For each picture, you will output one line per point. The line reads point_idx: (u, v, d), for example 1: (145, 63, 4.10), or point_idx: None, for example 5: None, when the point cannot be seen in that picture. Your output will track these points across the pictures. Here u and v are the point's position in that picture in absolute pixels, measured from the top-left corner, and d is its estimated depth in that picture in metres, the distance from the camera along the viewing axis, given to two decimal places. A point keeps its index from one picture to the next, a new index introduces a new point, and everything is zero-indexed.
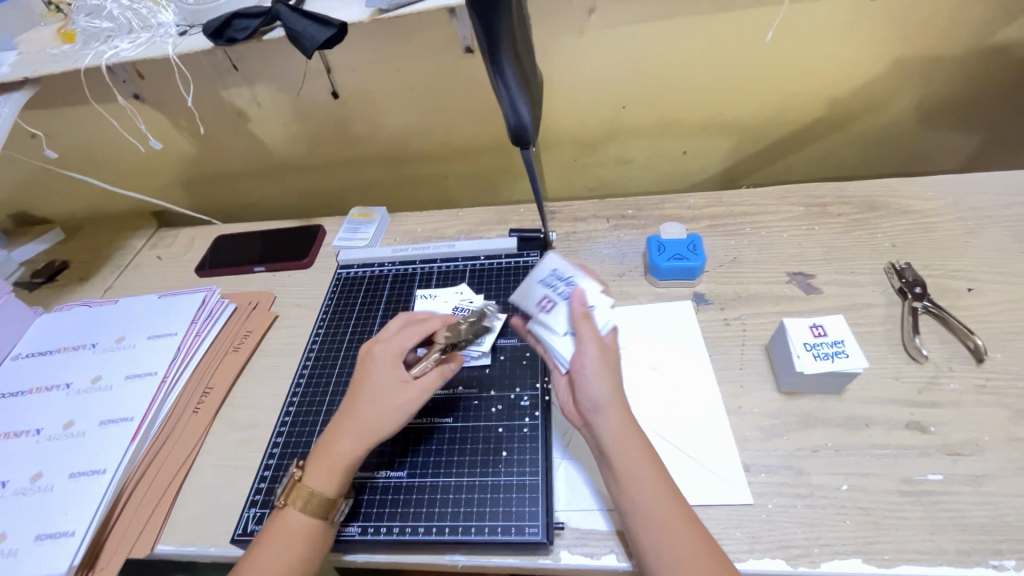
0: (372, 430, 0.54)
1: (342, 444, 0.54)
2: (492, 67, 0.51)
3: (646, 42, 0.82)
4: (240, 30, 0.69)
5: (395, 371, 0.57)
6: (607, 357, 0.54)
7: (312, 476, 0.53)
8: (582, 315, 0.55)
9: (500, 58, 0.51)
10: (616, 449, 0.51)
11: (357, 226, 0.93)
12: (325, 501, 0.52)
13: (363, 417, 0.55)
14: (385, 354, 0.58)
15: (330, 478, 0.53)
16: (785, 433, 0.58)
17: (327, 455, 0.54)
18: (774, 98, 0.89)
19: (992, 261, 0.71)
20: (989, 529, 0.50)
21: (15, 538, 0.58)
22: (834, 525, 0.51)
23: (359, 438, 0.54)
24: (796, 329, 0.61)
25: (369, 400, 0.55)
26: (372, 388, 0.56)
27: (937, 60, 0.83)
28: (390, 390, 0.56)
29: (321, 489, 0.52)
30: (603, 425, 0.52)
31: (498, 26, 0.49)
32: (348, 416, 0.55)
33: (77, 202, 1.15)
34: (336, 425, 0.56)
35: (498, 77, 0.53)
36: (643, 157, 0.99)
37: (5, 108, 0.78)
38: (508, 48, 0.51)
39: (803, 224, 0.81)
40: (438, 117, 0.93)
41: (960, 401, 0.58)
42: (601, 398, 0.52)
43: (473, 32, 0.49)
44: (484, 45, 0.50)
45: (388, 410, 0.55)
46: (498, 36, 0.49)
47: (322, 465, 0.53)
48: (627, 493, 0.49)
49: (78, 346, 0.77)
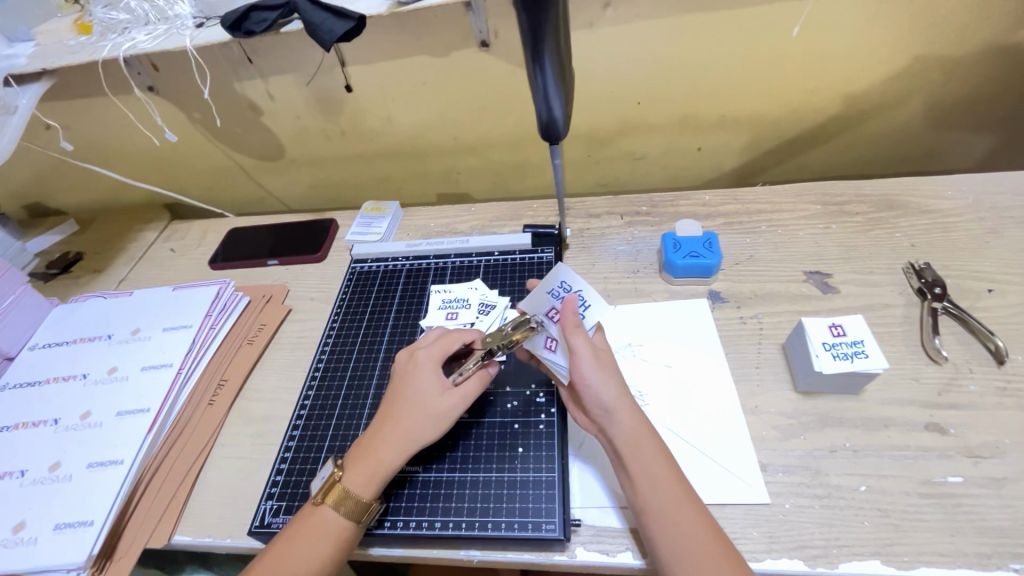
0: (413, 437, 0.54)
1: (385, 449, 0.54)
2: (533, 59, 0.51)
3: (663, 37, 0.81)
4: (257, 23, 0.69)
5: (439, 379, 0.57)
6: (604, 362, 0.55)
7: (352, 476, 0.53)
8: (572, 324, 0.55)
9: (542, 55, 0.50)
10: (630, 449, 0.51)
11: (370, 220, 0.93)
12: (361, 505, 0.52)
13: (405, 425, 0.55)
14: (427, 359, 0.58)
15: (369, 482, 0.53)
16: (801, 433, 0.58)
17: (369, 457, 0.54)
18: (791, 95, 0.88)
19: (1013, 262, 0.70)
20: (1009, 533, 0.49)
21: (35, 526, 0.58)
22: (852, 526, 0.51)
23: (402, 445, 0.54)
24: (814, 328, 0.61)
25: (411, 407, 0.55)
26: (414, 393, 0.56)
27: (960, 59, 0.81)
28: (433, 398, 0.56)
29: (359, 492, 0.53)
30: (618, 423, 0.52)
31: (545, 23, 0.48)
32: (390, 419, 0.56)
33: (91, 193, 1.16)
34: (375, 433, 0.56)
35: (536, 70, 0.52)
36: (657, 153, 0.99)
37: (23, 99, 0.78)
38: (551, 42, 0.50)
39: (820, 222, 0.80)
40: (452, 112, 0.93)
41: (980, 404, 0.58)
42: (610, 399, 0.53)
43: (518, 23, 0.48)
44: (527, 39, 0.49)
45: (431, 419, 0.55)
46: (544, 31, 0.48)
47: (363, 466, 0.54)
48: (643, 490, 0.49)
49: (93, 337, 0.78)
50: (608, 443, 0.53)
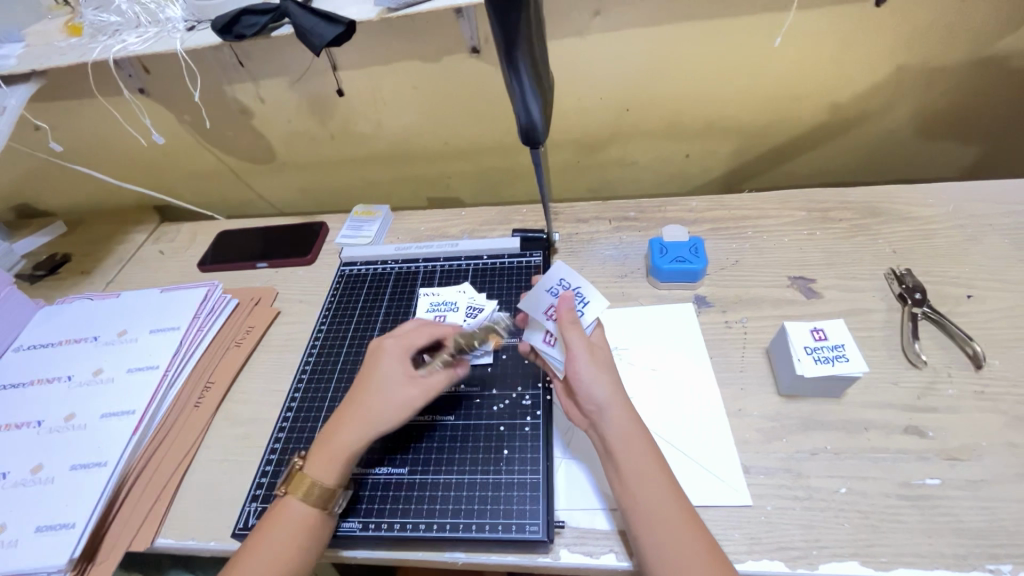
0: (372, 423, 0.55)
1: (344, 435, 0.54)
2: (509, 65, 0.52)
3: (651, 45, 0.82)
4: (248, 27, 0.69)
5: (404, 368, 0.57)
6: (600, 358, 0.56)
7: (312, 465, 0.53)
8: (568, 319, 0.56)
9: (516, 58, 0.51)
10: (622, 447, 0.51)
11: (360, 223, 0.93)
12: (325, 492, 0.52)
13: (366, 411, 0.55)
14: (394, 348, 0.59)
15: (330, 469, 0.53)
16: (783, 435, 0.59)
17: (328, 445, 0.54)
18: (776, 104, 0.90)
19: (992, 269, 0.71)
20: (985, 534, 0.50)
21: (15, 529, 0.58)
22: (832, 527, 0.52)
23: (361, 431, 0.54)
24: (796, 332, 0.61)
25: (376, 392, 0.56)
26: (379, 380, 0.57)
27: (939, 69, 0.83)
28: (395, 385, 0.56)
29: (321, 479, 0.53)
30: (610, 420, 0.53)
31: (518, 27, 0.48)
32: (352, 406, 0.56)
33: (80, 195, 1.15)
34: (337, 419, 0.56)
35: (513, 76, 0.53)
36: (646, 159, 1.00)
37: (11, 100, 0.78)
38: (526, 49, 0.51)
39: (804, 228, 0.81)
40: (442, 117, 0.93)
41: (958, 407, 0.59)
42: (604, 396, 0.53)
43: (491, 29, 0.49)
44: (501, 44, 0.50)
45: (390, 405, 0.55)
46: (518, 38, 0.49)
47: (324, 454, 0.54)
48: (633, 488, 0.50)
49: (79, 339, 0.77)
50: (601, 440, 0.54)
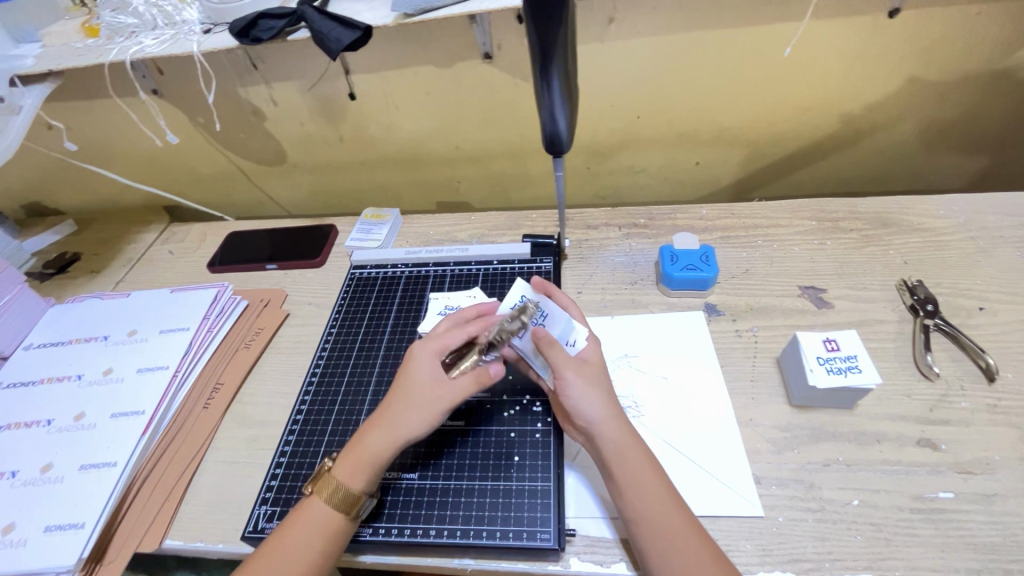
0: (400, 429, 0.54)
1: (373, 442, 0.54)
2: (541, 76, 0.52)
3: (664, 54, 0.82)
4: (265, 30, 0.70)
5: (435, 369, 0.56)
6: (589, 373, 0.55)
7: (340, 467, 0.53)
8: (546, 342, 0.56)
9: (549, 71, 0.51)
10: (616, 462, 0.51)
11: (370, 226, 0.93)
12: (350, 496, 0.52)
13: (393, 416, 0.54)
14: (426, 351, 0.57)
15: (358, 473, 0.53)
16: (795, 446, 0.59)
17: (356, 448, 0.54)
18: (788, 113, 0.90)
19: (1004, 281, 0.71)
20: (1000, 549, 0.50)
21: (24, 528, 0.58)
22: (844, 539, 0.51)
23: (388, 436, 0.54)
24: (808, 343, 0.61)
25: (403, 398, 0.55)
26: (410, 381, 0.56)
27: (953, 81, 0.83)
28: (423, 387, 0.55)
29: (347, 482, 0.52)
30: (603, 437, 0.52)
31: (555, 40, 0.48)
32: (382, 410, 0.56)
33: (90, 194, 1.16)
34: (369, 422, 0.56)
35: (543, 86, 0.52)
36: (656, 167, 1.00)
37: (27, 100, 0.79)
38: (560, 61, 0.51)
39: (814, 238, 0.81)
40: (454, 122, 0.94)
41: (971, 420, 0.58)
42: (595, 413, 0.53)
43: (528, 39, 0.49)
44: (536, 55, 0.50)
45: (420, 407, 0.54)
46: (553, 50, 0.49)
47: (352, 457, 0.54)
48: (630, 500, 0.50)
49: (89, 338, 0.78)
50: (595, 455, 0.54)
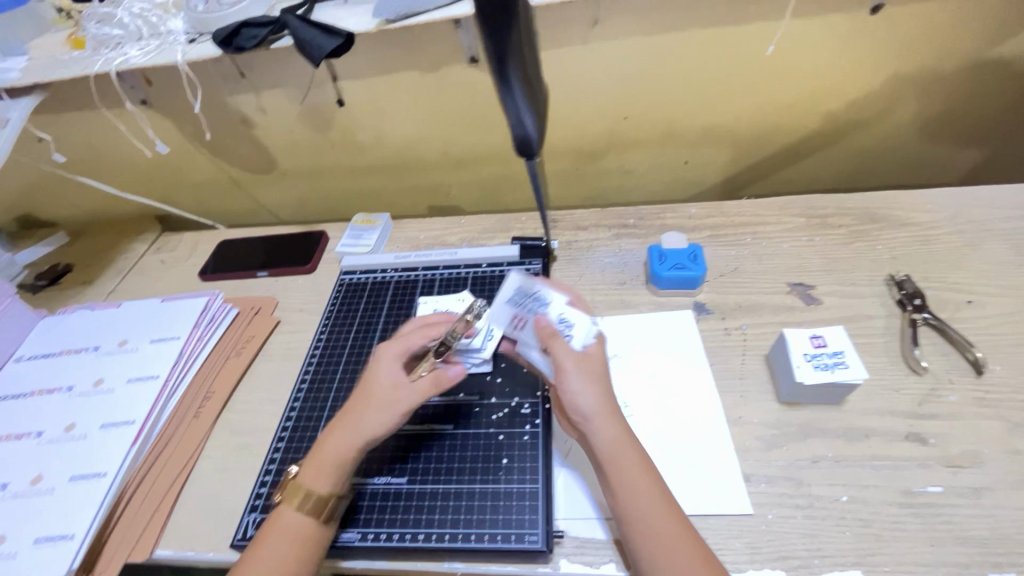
0: (366, 430, 0.54)
1: (338, 443, 0.54)
2: (500, 80, 0.52)
3: (649, 54, 0.83)
4: (248, 39, 0.70)
5: (396, 372, 0.57)
6: (591, 367, 0.54)
7: (306, 475, 0.53)
8: (549, 335, 0.55)
9: (508, 73, 0.51)
10: (610, 458, 0.51)
11: (360, 232, 0.94)
12: (316, 501, 0.52)
13: (358, 419, 0.55)
14: (387, 353, 0.58)
15: (325, 477, 0.53)
16: (784, 443, 0.59)
17: (320, 453, 0.54)
18: (774, 111, 0.90)
19: (991, 274, 0.71)
20: (989, 542, 0.50)
21: (15, 540, 0.58)
22: (833, 536, 0.51)
23: (355, 438, 0.54)
24: (795, 339, 0.61)
25: (365, 398, 0.56)
26: (370, 384, 0.57)
27: (937, 75, 0.83)
28: (384, 390, 0.56)
29: (312, 487, 0.52)
30: (597, 433, 0.52)
31: (507, 43, 0.49)
32: (348, 412, 0.56)
33: (82, 205, 1.16)
34: (333, 424, 0.56)
35: (503, 90, 0.53)
36: (645, 167, 1.00)
37: (14, 113, 0.79)
38: (515, 62, 0.51)
39: (802, 235, 0.81)
40: (442, 126, 0.94)
41: (959, 414, 0.58)
42: (591, 408, 0.52)
43: (484, 47, 0.50)
44: (491, 60, 0.51)
45: (382, 410, 0.55)
46: (507, 52, 0.50)
47: (317, 464, 0.54)
48: (622, 494, 0.50)
49: (80, 349, 0.78)
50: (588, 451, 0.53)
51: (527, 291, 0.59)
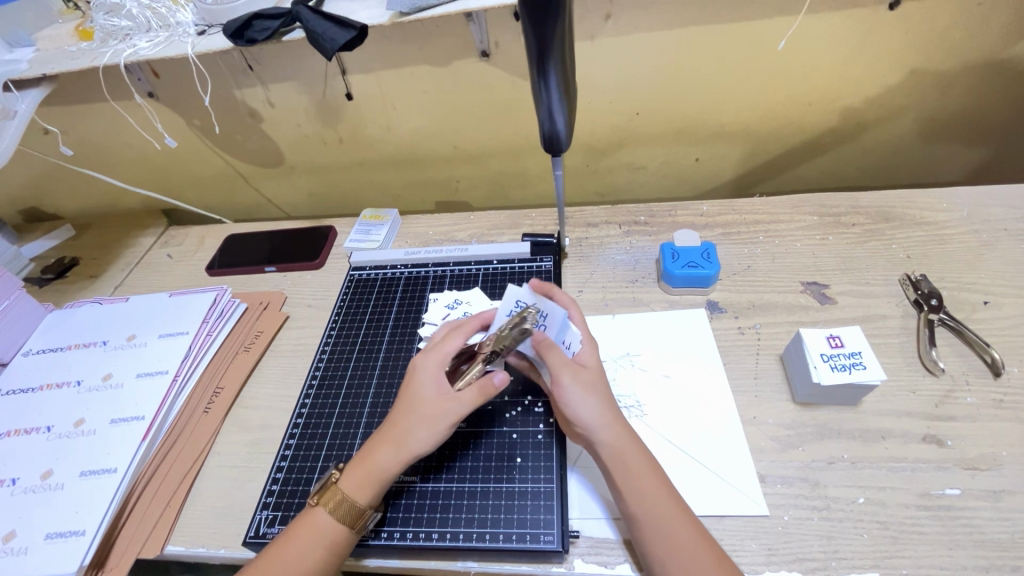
0: (410, 444, 0.53)
1: (383, 454, 0.53)
2: (539, 75, 0.51)
3: (662, 49, 0.82)
4: (259, 31, 0.69)
5: (440, 384, 0.55)
6: (587, 377, 0.55)
7: (347, 480, 0.53)
8: (544, 347, 0.56)
9: (547, 70, 0.50)
10: (615, 465, 0.51)
11: (369, 227, 0.93)
12: (355, 510, 0.51)
13: (402, 433, 0.53)
14: (430, 364, 0.57)
15: (364, 485, 0.52)
16: (800, 444, 0.58)
17: (364, 462, 0.53)
18: (788, 107, 0.89)
19: (1008, 274, 0.71)
20: (1008, 546, 0.49)
21: (25, 536, 0.58)
22: (850, 538, 0.51)
23: (398, 453, 0.53)
24: (812, 339, 0.61)
25: (410, 410, 0.54)
26: (415, 398, 0.55)
27: (954, 73, 0.82)
28: (429, 403, 0.54)
29: (353, 495, 0.52)
30: (602, 442, 0.52)
31: (552, 38, 0.48)
32: (391, 425, 0.55)
33: (88, 199, 1.15)
34: (378, 435, 0.55)
35: (541, 85, 0.52)
36: (655, 164, 0.99)
37: (22, 105, 0.78)
38: (557, 59, 0.50)
39: (816, 233, 0.80)
40: (452, 121, 0.93)
41: (976, 416, 0.58)
42: (592, 420, 0.53)
43: (524, 37, 0.48)
44: (533, 54, 0.49)
45: (427, 422, 0.53)
46: (551, 48, 0.48)
47: (360, 470, 0.53)
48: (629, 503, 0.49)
49: (88, 344, 0.77)
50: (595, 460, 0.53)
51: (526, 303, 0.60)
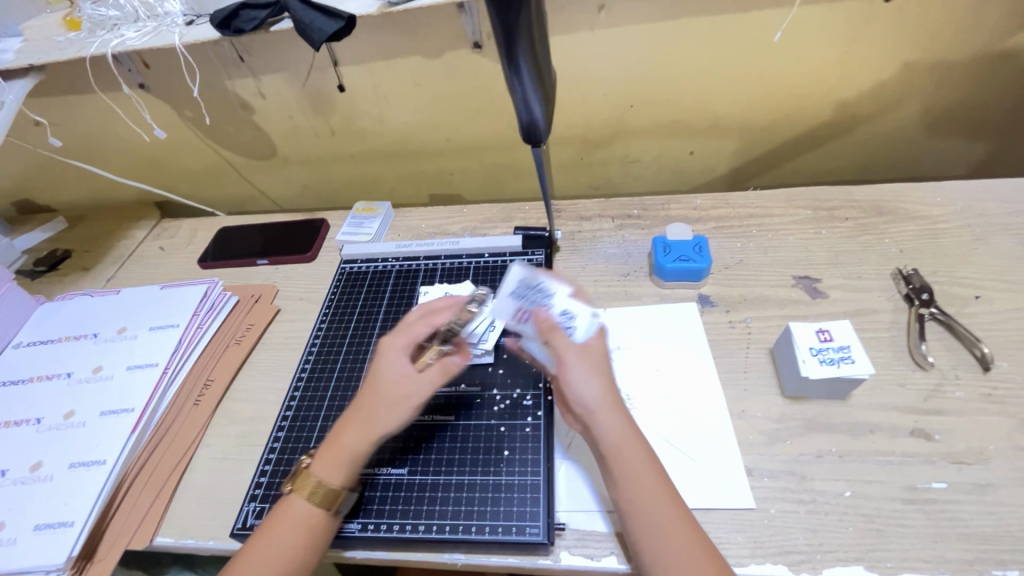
0: (375, 426, 0.53)
1: (350, 439, 0.53)
2: (509, 63, 0.51)
3: (655, 41, 0.81)
4: (247, 21, 0.68)
5: (403, 365, 0.55)
6: (594, 360, 0.54)
7: (318, 465, 0.53)
8: (548, 329, 0.56)
9: (516, 57, 0.50)
10: (612, 451, 0.50)
11: (361, 220, 0.93)
12: (329, 492, 0.52)
13: (367, 416, 0.54)
14: (393, 346, 0.56)
15: (337, 468, 0.53)
16: (787, 438, 0.58)
17: (333, 446, 0.54)
18: (783, 100, 0.88)
19: (1000, 269, 0.70)
20: (993, 539, 0.49)
21: (14, 527, 0.58)
22: (836, 531, 0.51)
23: (364, 435, 0.53)
24: (801, 334, 0.60)
25: (374, 392, 0.54)
26: (379, 380, 0.55)
27: (950, 66, 0.82)
28: (391, 385, 0.54)
29: (326, 479, 0.52)
30: (602, 427, 0.51)
31: (518, 24, 0.48)
32: (355, 409, 0.55)
33: (81, 191, 1.15)
34: (343, 420, 0.55)
35: (512, 74, 0.52)
36: (649, 157, 0.99)
37: (9, 95, 0.77)
38: (526, 45, 0.50)
39: (809, 227, 0.80)
40: (444, 114, 0.93)
41: (965, 410, 0.58)
42: (594, 399, 0.52)
43: (491, 27, 0.48)
44: (501, 43, 0.49)
45: (392, 406, 0.53)
46: (518, 35, 0.48)
47: (330, 455, 0.53)
48: (625, 490, 0.49)
49: (79, 336, 0.77)
50: (590, 443, 0.52)
51: (528, 284, 0.61)
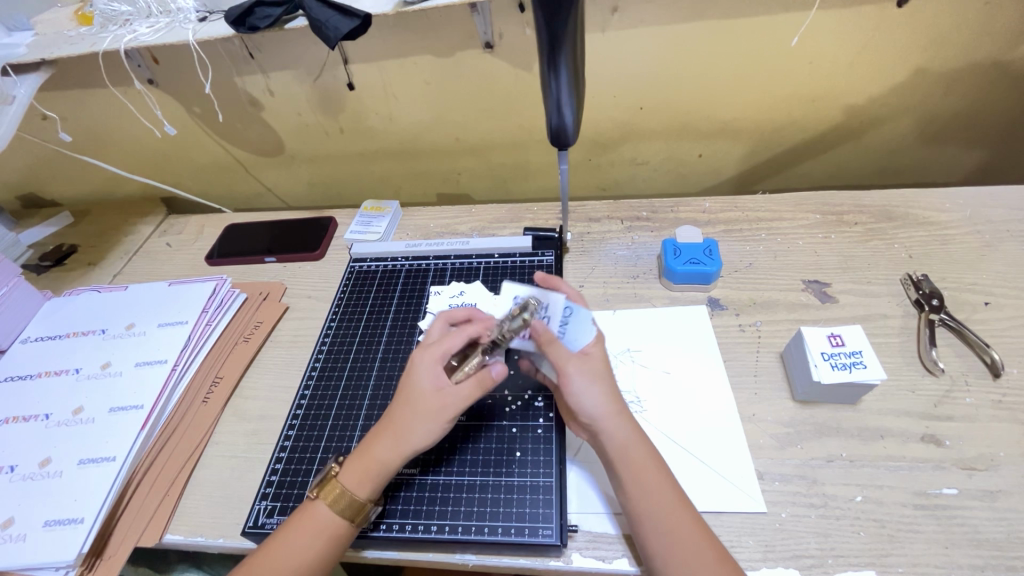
0: (407, 439, 0.52)
1: (380, 452, 0.53)
2: (548, 67, 0.51)
3: (667, 44, 0.81)
4: (261, 19, 0.68)
5: (436, 376, 0.54)
6: (591, 366, 0.54)
7: (347, 474, 0.53)
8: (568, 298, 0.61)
9: (557, 62, 0.50)
10: (619, 456, 0.51)
11: (369, 219, 0.93)
12: (355, 504, 0.52)
13: (400, 427, 0.53)
14: (426, 356, 0.55)
15: (364, 481, 0.52)
16: (798, 442, 0.58)
17: (364, 457, 0.53)
18: (793, 104, 0.89)
19: (1010, 276, 0.70)
20: (1003, 546, 0.49)
21: (24, 522, 0.58)
22: (847, 536, 0.51)
23: (396, 449, 0.52)
24: (813, 338, 0.61)
25: (405, 403, 0.54)
26: (412, 390, 0.54)
27: (961, 72, 0.82)
28: (426, 396, 0.53)
29: (354, 489, 0.52)
30: (607, 434, 0.52)
31: (564, 30, 0.48)
32: (388, 420, 0.54)
33: (87, 185, 1.15)
34: (376, 429, 0.55)
35: (550, 77, 0.52)
36: (658, 159, 0.99)
37: (20, 90, 0.77)
38: (569, 52, 0.50)
39: (818, 231, 0.80)
40: (454, 113, 0.93)
41: (975, 416, 0.58)
42: (597, 410, 0.52)
43: (536, 27, 0.48)
44: (544, 46, 0.49)
45: (425, 417, 0.52)
46: (562, 41, 0.48)
47: (359, 465, 0.53)
48: (633, 497, 0.49)
49: (87, 332, 0.77)
50: (599, 451, 0.53)
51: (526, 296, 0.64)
